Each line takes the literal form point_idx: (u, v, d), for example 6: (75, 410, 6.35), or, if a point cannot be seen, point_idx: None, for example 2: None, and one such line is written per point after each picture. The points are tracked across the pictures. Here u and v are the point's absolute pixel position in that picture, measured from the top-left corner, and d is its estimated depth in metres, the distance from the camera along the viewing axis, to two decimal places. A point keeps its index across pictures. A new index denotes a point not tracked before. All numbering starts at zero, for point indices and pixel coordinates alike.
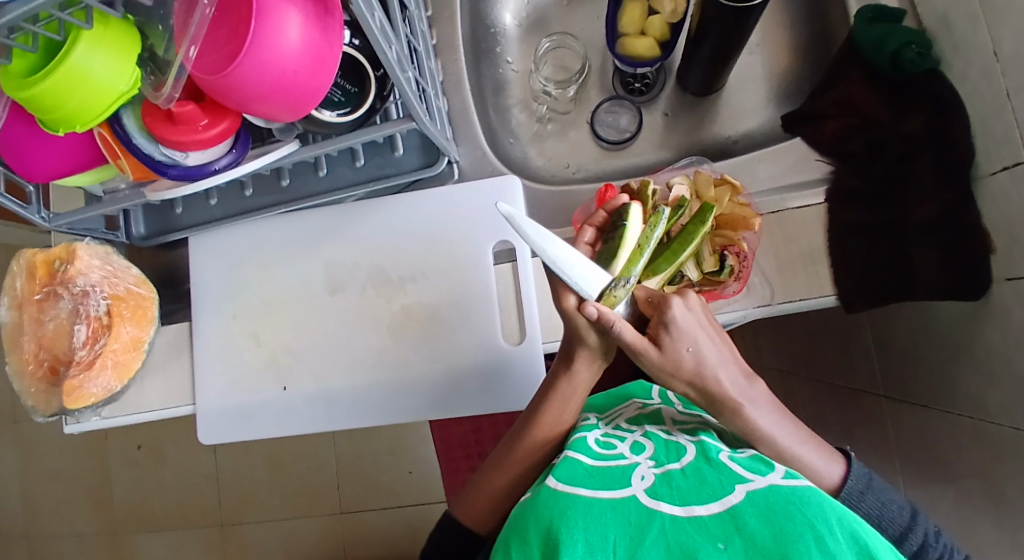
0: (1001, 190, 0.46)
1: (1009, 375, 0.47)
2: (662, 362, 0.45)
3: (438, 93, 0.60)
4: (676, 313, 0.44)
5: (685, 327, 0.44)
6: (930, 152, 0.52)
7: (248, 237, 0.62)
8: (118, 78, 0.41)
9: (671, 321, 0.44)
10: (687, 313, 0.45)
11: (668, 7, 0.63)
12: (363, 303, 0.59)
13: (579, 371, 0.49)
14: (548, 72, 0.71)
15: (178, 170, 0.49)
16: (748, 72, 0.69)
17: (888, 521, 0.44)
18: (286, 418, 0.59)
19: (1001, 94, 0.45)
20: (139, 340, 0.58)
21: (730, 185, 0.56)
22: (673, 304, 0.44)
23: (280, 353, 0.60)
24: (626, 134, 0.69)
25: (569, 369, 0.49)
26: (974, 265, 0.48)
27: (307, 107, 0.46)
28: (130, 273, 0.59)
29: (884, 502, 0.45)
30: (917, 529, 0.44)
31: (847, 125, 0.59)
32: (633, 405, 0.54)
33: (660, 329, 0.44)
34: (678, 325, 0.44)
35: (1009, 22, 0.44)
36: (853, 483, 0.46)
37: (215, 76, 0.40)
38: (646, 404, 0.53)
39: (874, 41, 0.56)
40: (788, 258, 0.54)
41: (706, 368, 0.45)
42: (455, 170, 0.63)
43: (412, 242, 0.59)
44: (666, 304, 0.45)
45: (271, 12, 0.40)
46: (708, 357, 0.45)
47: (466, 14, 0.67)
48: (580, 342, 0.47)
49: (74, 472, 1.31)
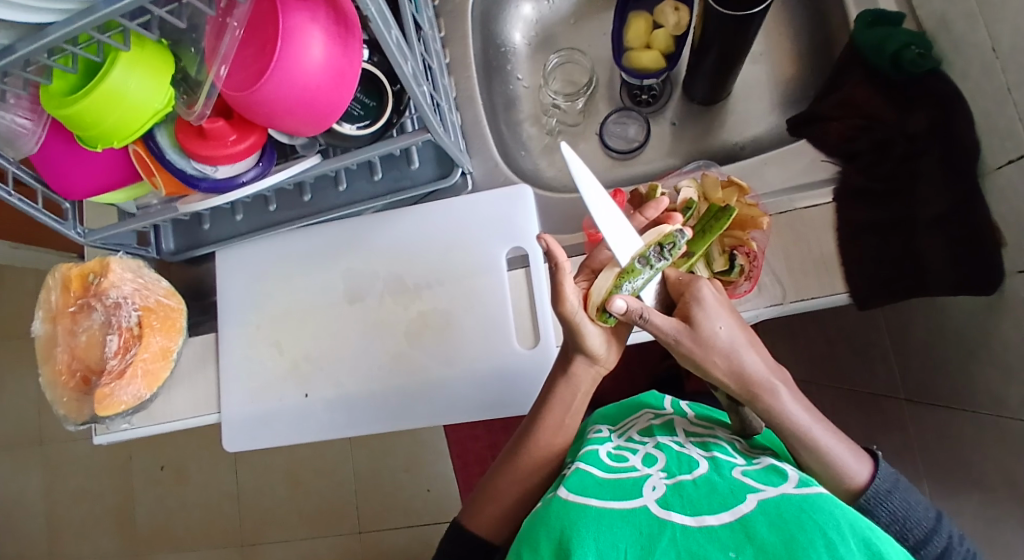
0: (1008, 184, 0.47)
1: None
2: (694, 343, 0.46)
3: (451, 107, 0.62)
4: (704, 296, 0.46)
5: (712, 309, 0.46)
6: (936, 150, 0.53)
7: (270, 250, 0.64)
8: (153, 96, 0.45)
9: (698, 302, 0.46)
10: (713, 297, 0.47)
11: (672, 21, 0.66)
12: (381, 310, 0.60)
13: (577, 376, 0.51)
14: (557, 86, 0.74)
15: (208, 183, 0.51)
16: (754, 79, 0.70)
17: (912, 522, 0.46)
18: (308, 425, 0.60)
19: (1003, 90, 0.47)
20: (168, 350, 0.61)
21: (738, 186, 0.56)
22: (700, 287, 0.47)
23: (301, 360, 0.61)
24: (635, 143, 0.71)
25: (568, 370, 0.52)
26: (986, 259, 0.48)
27: (328, 122, 0.48)
28: (160, 286, 0.61)
29: (912, 504, 0.47)
30: (940, 531, 0.46)
31: (853, 126, 0.59)
32: (645, 415, 0.55)
33: (689, 309, 0.46)
34: (705, 307, 0.46)
35: (1007, 21, 0.46)
36: (877, 490, 0.47)
37: (245, 92, 0.43)
38: (657, 414, 0.55)
39: (875, 44, 0.57)
40: (798, 260, 0.55)
41: (732, 351, 0.46)
42: (468, 181, 0.65)
43: (428, 250, 0.61)
44: (693, 285, 0.47)
45: (296, 31, 0.42)
46: (737, 339, 0.46)
47: (478, 32, 0.69)
48: (580, 350, 0.50)
49: (97, 492, 1.33)
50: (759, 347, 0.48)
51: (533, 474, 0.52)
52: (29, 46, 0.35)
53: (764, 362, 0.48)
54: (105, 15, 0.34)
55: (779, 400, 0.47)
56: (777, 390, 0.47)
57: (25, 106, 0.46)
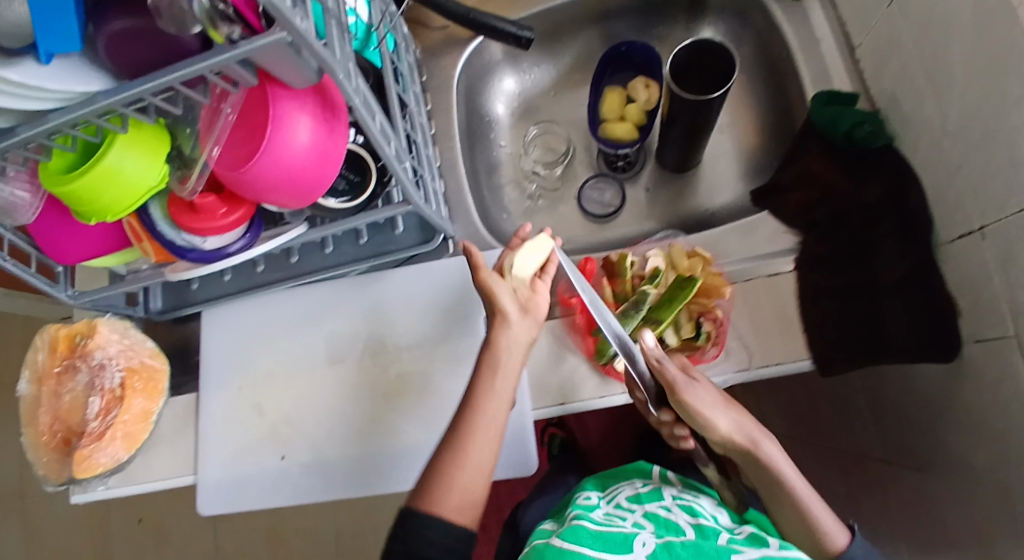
0: (962, 256, 0.50)
1: (994, 434, 0.49)
2: (701, 396, 0.49)
3: (434, 176, 0.65)
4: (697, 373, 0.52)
5: (706, 379, 0.51)
6: (890, 222, 0.56)
7: (256, 311, 0.65)
8: (147, 173, 0.47)
9: (693, 372, 0.52)
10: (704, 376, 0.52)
11: (642, 97, 0.70)
12: (361, 372, 0.62)
13: (501, 339, 0.51)
14: (537, 154, 0.78)
15: (195, 254, 0.53)
16: (723, 148, 0.74)
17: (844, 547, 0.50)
18: (281, 489, 0.60)
19: (949, 169, 0.50)
20: (148, 412, 0.62)
21: (702, 256, 0.58)
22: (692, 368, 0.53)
23: (280, 423, 0.61)
24: (611, 208, 0.75)
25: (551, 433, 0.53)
26: (947, 327, 0.52)
27: (314, 196, 0.51)
28: (146, 346, 0.62)
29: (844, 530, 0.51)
30: None
31: (811, 199, 0.61)
32: (632, 483, 0.57)
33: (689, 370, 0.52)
34: (701, 375, 0.51)
35: (950, 105, 0.49)
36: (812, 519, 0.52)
37: (233, 171, 0.46)
38: (644, 482, 0.57)
39: (827, 122, 0.59)
40: (763, 325, 0.57)
41: (729, 412, 0.50)
42: (451, 244, 0.67)
43: (409, 312, 0.63)
44: (686, 364, 0.53)
45: (284, 116, 0.45)
46: (728, 404, 0.51)
47: (462, 103, 0.73)
48: (493, 311, 0.52)
49: (72, 551, 1.29)
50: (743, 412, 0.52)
51: (472, 491, 0.49)
52: (31, 129, 0.38)
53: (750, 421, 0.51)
54: (103, 105, 0.36)
55: (764, 453, 0.50)
56: (760, 443, 0.50)
57: (24, 179, 0.48)
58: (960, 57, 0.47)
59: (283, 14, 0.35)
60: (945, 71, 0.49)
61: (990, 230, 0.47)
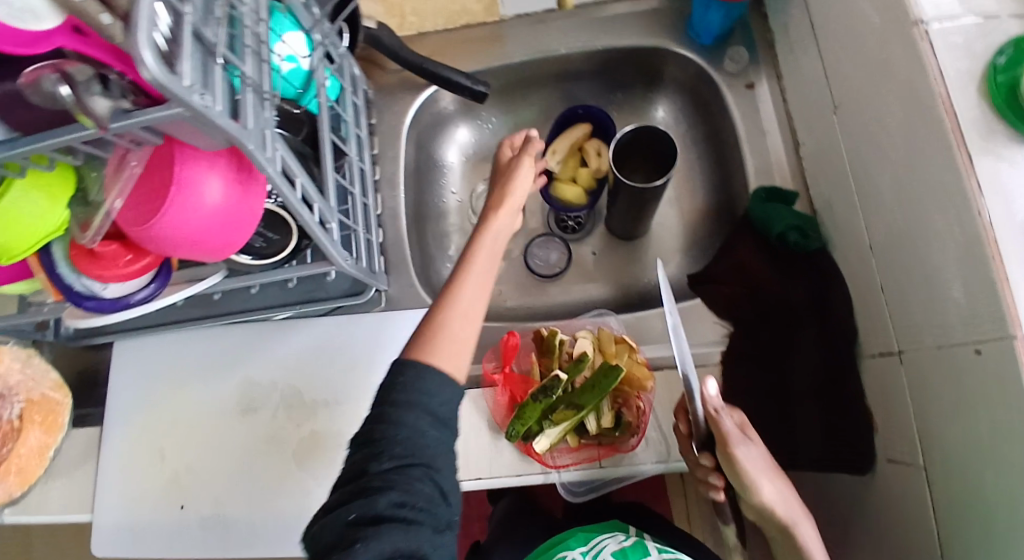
0: (881, 373, 0.49)
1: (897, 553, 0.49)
2: (749, 466, 0.47)
3: (371, 228, 0.63)
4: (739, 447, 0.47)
5: (749, 453, 0.47)
6: (814, 327, 0.55)
7: (170, 347, 0.63)
8: (47, 216, 0.45)
9: (738, 443, 0.46)
10: (754, 452, 0.48)
11: (594, 164, 0.70)
12: (272, 425, 0.60)
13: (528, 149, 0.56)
14: (485, 208, 0.75)
15: (94, 301, 0.51)
16: (673, 219, 0.73)
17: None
18: (176, 543, 0.57)
19: (875, 285, 0.50)
20: (45, 448, 0.59)
21: (628, 344, 0.57)
22: (744, 425, 0.49)
23: (182, 471, 0.59)
24: (556, 269, 0.74)
25: None
26: (861, 440, 0.52)
27: (228, 251, 0.49)
28: (48, 378, 0.61)
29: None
30: None
31: (739, 294, 0.60)
32: (615, 536, 0.63)
33: (744, 425, 0.49)
34: (738, 434, 0.47)
35: (880, 224, 0.49)
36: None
37: (137, 227, 0.45)
38: (626, 536, 0.62)
39: (764, 219, 0.58)
40: (684, 420, 0.55)
41: (755, 474, 0.48)
42: (382, 297, 0.65)
43: (329, 365, 0.61)
44: (732, 441, 0.46)
45: (190, 176, 0.43)
46: (763, 463, 0.48)
47: (411, 148, 0.72)
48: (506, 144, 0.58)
49: None
50: (777, 474, 0.50)
51: (466, 331, 0.46)
52: None
53: (782, 492, 0.49)
54: None
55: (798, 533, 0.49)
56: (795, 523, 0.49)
57: None
58: (885, 178, 0.47)
59: (178, 96, 0.33)
60: (873, 188, 0.49)
61: (907, 356, 0.46)
